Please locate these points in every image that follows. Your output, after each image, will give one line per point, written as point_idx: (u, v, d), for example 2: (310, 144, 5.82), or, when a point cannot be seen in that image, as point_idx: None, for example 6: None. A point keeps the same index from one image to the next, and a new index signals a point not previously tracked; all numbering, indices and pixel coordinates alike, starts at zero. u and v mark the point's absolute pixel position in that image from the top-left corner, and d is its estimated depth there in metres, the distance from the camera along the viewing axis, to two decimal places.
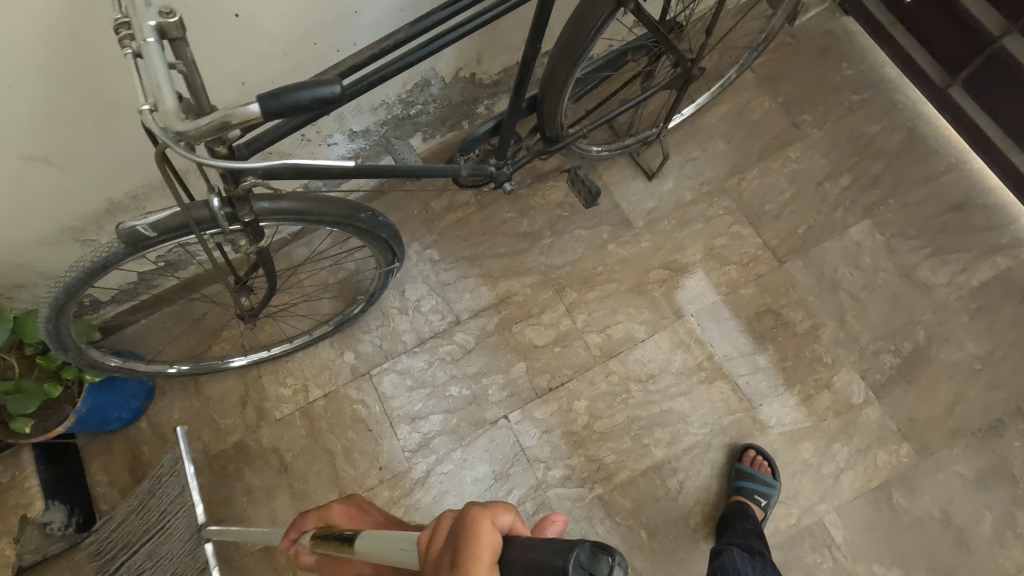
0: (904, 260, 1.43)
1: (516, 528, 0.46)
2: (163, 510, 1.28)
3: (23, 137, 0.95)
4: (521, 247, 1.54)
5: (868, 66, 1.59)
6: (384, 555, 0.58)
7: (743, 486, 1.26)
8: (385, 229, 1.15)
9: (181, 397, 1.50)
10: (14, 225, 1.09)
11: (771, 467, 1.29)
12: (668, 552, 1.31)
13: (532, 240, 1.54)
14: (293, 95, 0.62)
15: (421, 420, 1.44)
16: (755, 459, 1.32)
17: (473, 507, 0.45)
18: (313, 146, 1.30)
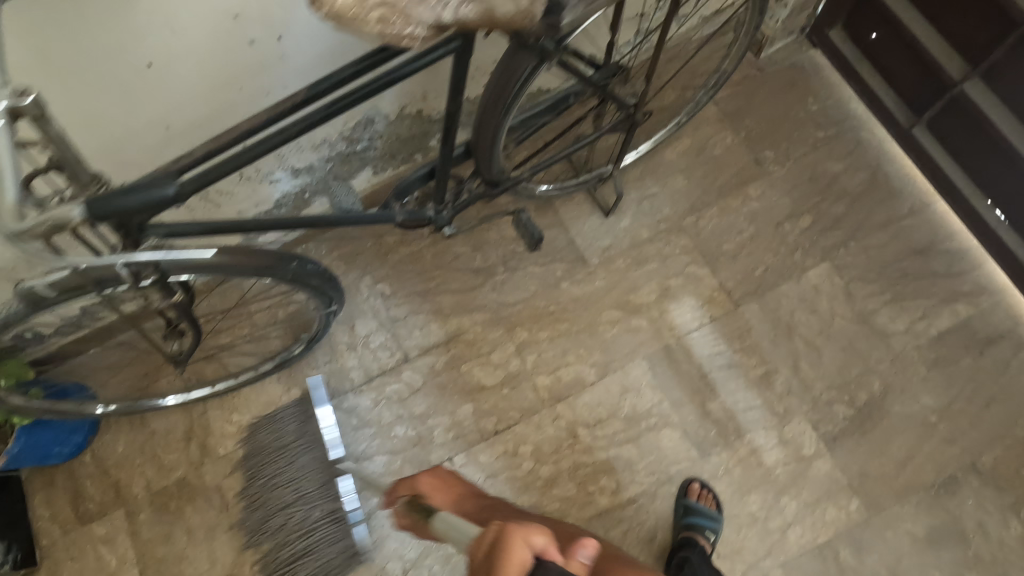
0: (862, 306, 1.39)
1: (548, 550, 0.57)
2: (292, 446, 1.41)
3: None
4: (473, 284, 1.51)
5: (834, 101, 1.54)
6: (447, 536, 0.71)
7: (694, 522, 1.25)
8: (315, 275, 1.11)
9: (126, 431, 1.48)
10: None
11: (717, 501, 1.28)
12: None
13: (485, 276, 1.51)
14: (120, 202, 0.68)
15: (364, 461, 1.41)
16: (701, 493, 1.30)
17: (512, 530, 0.58)
18: (253, 184, 1.27)
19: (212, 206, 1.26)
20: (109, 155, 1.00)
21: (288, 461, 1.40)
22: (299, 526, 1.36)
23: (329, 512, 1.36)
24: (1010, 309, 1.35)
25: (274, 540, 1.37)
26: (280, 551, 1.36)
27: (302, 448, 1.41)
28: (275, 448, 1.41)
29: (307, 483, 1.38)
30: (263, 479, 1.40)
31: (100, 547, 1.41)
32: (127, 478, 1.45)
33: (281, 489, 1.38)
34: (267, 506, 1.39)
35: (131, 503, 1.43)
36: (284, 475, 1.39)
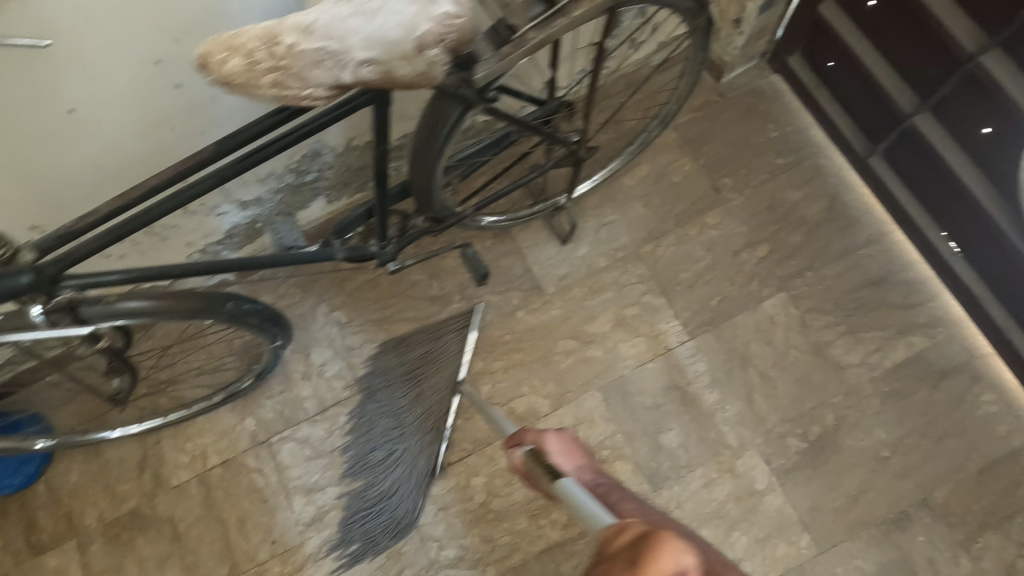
0: (817, 338, 1.38)
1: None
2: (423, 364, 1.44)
3: None
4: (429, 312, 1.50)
5: (794, 128, 1.53)
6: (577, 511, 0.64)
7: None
8: (253, 314, 1.11)
9: (80, 460, 1.47)
10: None
11: None
12: None
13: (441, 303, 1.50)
14: None
15: (317, 492, 1.40)
16: None
17: (664, 537, 0.47)
18: (200, 218, 1.26)
19: (158, 240, 1.25)
20: (41, 198, 1.00)
21: (390, 394, 1.44)
22: (416, 459, 1.39)
23: (422, 443, 1.40)
24: (966, 342, 1.34)
25: (371, 474, 1.40)
26: (371, 484, 1.39)
27: (402, 380, 1.44)
28: (383, 381, 1.45)
29: (415, 415, 1.42)
30: (372, 414, 1.44)
31: None
32: (79, 508, 1.44)
33: (388, 420, 1.43)
34: (365, 439, 1.42)
35: (84, 534, 1.42)
36: (405, 407, 1.42)
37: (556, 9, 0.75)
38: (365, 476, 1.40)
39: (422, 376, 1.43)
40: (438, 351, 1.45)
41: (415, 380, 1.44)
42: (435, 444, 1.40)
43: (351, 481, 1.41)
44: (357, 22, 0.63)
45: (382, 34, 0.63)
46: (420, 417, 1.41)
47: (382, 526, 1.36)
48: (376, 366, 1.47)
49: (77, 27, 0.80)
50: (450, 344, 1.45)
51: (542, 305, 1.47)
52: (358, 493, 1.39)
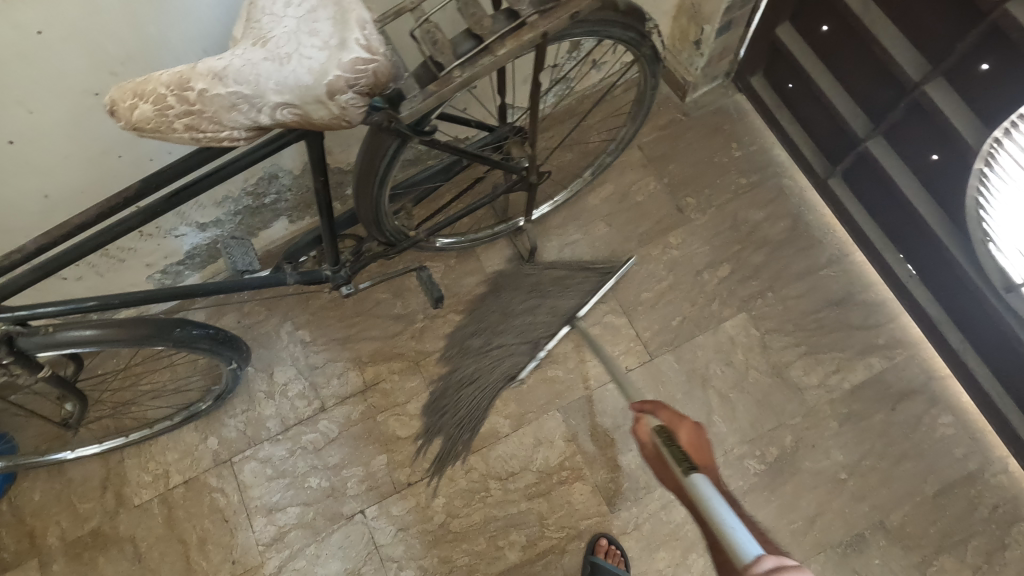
0: (777, 358, 1.38)
1: None
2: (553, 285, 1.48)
3: None
4: (393, 332, 1.50)
5: (757, 148, 1.53)
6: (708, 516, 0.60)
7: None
8: (202, 339, 1.12)
9: (43, 479, 1.48)
10: None
11: (624, 559, 1.27)
12: None
13: (405, 323, 1.51)
14: None
15: (277, 511, 1.40)
16: (609, 550, 1.29)
17: None
18: (157, 240, 1.27)
19: (116, 264, 1.26)
20: None
21: (512, 304, 1.48)
22: (503, 375, 1.44)
23: (520, 363, 1.44)
24: (924, 364, 1.35)
25: (453, 369, 1.46)
26: (449, 382, 1.45)
27: (529, 293, 1.49)
28: (512, 291, 1.49)
29: (524, 334, 1.46)
30: (487, 315, 1.49)
31: None
32: (42, 527, 1.45)
33: (497, 331, 1.48)
34: (462, 339, 1.48)
35: (45, 553, 1.43)
36: (519, 323, 1.47)
37: (482, 47, 0.77)
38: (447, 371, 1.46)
39: (553, 299, 1.47)
40: (584, 284, 1.47)
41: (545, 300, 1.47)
42: (526, 361, 1.44)
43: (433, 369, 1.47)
44: (269, 66, 0.65)
45: (294, 79, 0.65)
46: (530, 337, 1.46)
47: (455, 420, 1.41)
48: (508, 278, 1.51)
49: (12, 62, 0.81)
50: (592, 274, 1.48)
51: (581, 290, 1.47)
52: (431, 391, 1.45)
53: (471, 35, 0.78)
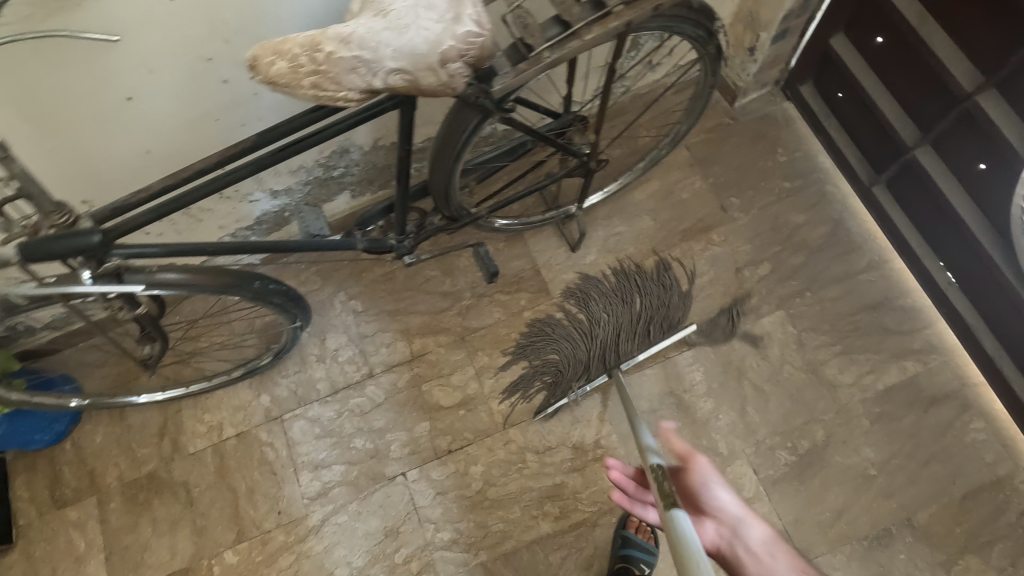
0: (811, 355, 1.43)
1: None
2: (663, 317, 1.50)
3: None
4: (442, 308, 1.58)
5: (802, 154, 1.58)
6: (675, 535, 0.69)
7: (630, 554, 1.31)
8: (276, 294, 1.20)
9: (105, 422, 1.57)
10: None
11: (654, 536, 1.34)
12: None
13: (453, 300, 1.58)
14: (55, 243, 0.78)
15: (323, 468, 1.48)
16: (639, 526, 1.36)
17: None
18: (234, 202, 1.36)
19: (193, 222, 1.35)
20: (90, 176, 1.10)
21: (629, 305, 1.52)
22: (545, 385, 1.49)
23: (559, 384, 1.48)
24: (957, 370, 1.38)
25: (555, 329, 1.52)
26: (543, 340, 1.52)
27: (644, 304, 1.51)
28: (639, 292, 1.53)
29: (586, 340, 1.50)
30: (610, 301, 1.53)
31: (71, 530, 1.50)
32: (102, 468, 1.54)
33: (602, 315, 1.52)
34: (579, 304, 1.54)
35: (104, 492, 1.52)
36: (595, 317, 1.52)
37: (571, 32, 0.84)
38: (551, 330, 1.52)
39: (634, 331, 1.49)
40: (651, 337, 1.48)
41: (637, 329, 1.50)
42: (562, 374, 1.48)
43: (545, 320, 1.54)
44: (389, 35, 0.73)
45: (410, 47, 0.73)
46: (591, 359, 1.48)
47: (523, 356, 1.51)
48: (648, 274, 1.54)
49: (147, 25, 0.91)
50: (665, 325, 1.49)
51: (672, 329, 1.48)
52: (527, 349, 1.52)
53: (560, 23, 0.86)
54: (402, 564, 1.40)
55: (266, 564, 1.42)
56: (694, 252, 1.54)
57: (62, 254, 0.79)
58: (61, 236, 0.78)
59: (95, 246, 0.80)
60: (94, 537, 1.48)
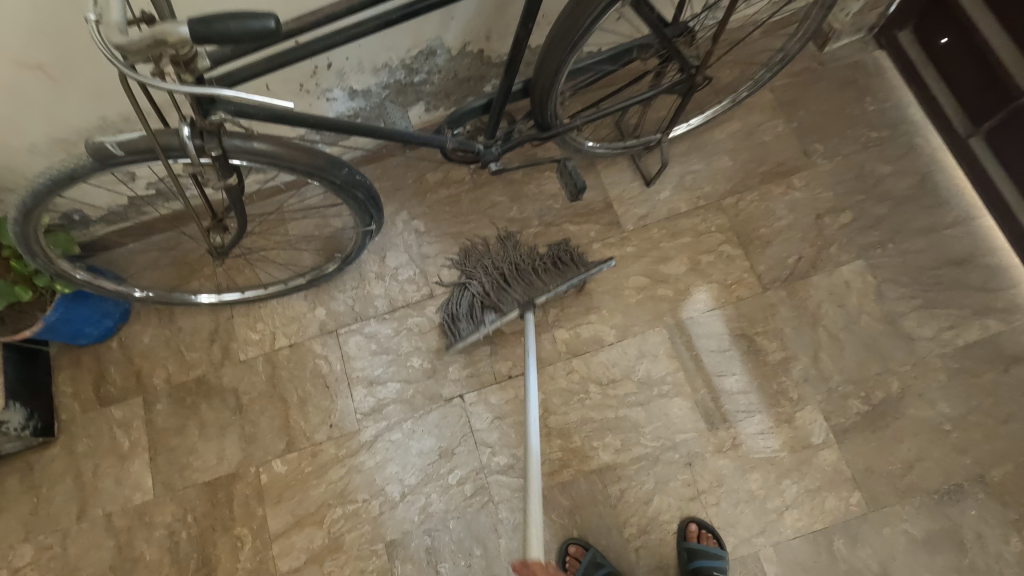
0: (891, 307, 1.39)
1: None
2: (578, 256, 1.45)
3: (46, 43, 1.00)
4: (483, 252, 1.49)
5: (891, 104, 1.53)
6: None
7: (704, 565, 1.22)
8: (361, 188, 1.14)
9: (154, 324, 1.53)
10: (44, 117, 1.12)
11: (717, 538, 1.26)
12: (605, 548, 1.30)
13: (505, 240, 1.51)
14: (223, 23, 0.69)
15: (378, 385, 1.44)
16: (701, 534, 1.27)
17: None
18: (311, 98, 1.29)
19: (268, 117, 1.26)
20: None
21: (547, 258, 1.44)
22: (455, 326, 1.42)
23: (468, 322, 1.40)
24: None
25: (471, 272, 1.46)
26: (460, 291, 1.45)
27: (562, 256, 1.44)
28: (562, 251, 1.46)
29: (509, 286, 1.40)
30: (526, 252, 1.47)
31: (116, 429, 1.46)
32: (149, 369, 1.50)
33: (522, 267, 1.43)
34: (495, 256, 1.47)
35: (151, 393, 1.48)
36: (648, 258, 1.48)
37: None
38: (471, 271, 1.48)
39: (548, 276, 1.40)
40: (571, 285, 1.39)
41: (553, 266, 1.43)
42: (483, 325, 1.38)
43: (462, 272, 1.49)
44: None
45: None
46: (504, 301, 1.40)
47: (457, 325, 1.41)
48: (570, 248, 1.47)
49: None
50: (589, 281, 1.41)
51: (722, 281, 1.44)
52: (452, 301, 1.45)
53: None
54: (455, 485, 1.37)
55: (316, 476, 1.40)
56: (773, 195, 1.49)
57: (231, 42, 0.71)
58: (235, 15, 0.69)
59: (269, 35, 0.71)
60: (139, 436, 1.45)
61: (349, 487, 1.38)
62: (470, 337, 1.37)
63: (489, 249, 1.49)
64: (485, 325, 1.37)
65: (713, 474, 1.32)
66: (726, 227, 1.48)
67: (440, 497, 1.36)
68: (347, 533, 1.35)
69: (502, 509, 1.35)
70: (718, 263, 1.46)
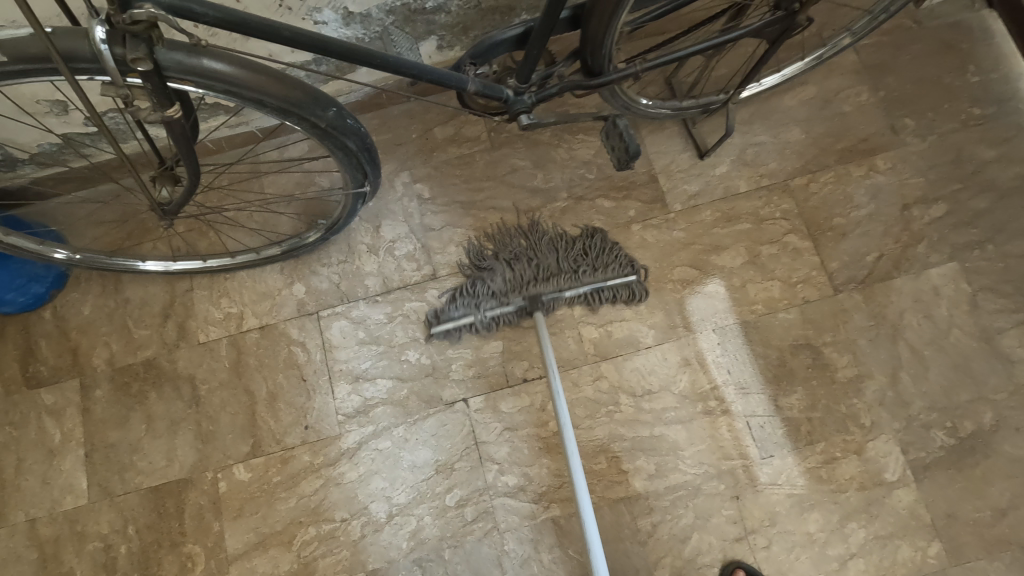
0: (986, 321, 1.16)
1: None
2: (616, 267, 1.19)
3: None
4: (502, 251, 1.22)
5: (999, 76, 1.27)
6: None
7: None
8: (353, 136, 0.86)
9: (96, 293, 1.26)
10: None
11: None
12: None
13: (529, 240, 1.23)
14: None
15: (365, 381, 1.20)
16: None
17: None
18: (294, 19, 1.01)
19: (239, 41, 0.99)
20: None
21: (583, 273, 1.19)
22: (443, 303, 1.21)
23: (463, 301, 1.19)
24: None
25: (486, 276, 1.20)
26: (469, 296, 1.19)
27: (596, 269, 1.19)
28: (599, 262, 1.20)
29: (519, 283, 1.19)
30: (554, 254, 1.21)
31: (45, 417, 1.20)
32: (88, 347, 1.24)
33: (537, 260, 1.20)
34: (518, 261, 1.21)
35: (89, 377, 1.22)
36: (697, 247, 1.22)
37: None
38: (486, 268, 1.21)
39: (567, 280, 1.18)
40: (592, 294, 1.18)
41: (574, 263, 1.20)
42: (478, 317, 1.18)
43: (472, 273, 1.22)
44: None
45: None
46: (510, 292, 1.19)
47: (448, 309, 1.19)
48: (604, 240, 1.22)
49: None
50: (616, 299, 1.19)
51: (786, 280, 1.20)
52: (457, 295, 1.20)
53: None
54: (453, 508, 1.14)
55: (285, 487, 1.16)
56: (851, 178, 1.24)
57: None
58: None
59: None
60: (72, 427, 1.20)
61: (325, 503, 1.15)
62: (462, 321, 1.17)
63: (505, 249, 1.22)
64: (482, 310, 1.18)
65: (764, 511, 1.10)
66: (793, 213, 1.23)
67: (434, 522, 1.13)
68: (321, 558, 1.13)
69: (509, 539, 1.12)
70: (782, 259, 1.21)
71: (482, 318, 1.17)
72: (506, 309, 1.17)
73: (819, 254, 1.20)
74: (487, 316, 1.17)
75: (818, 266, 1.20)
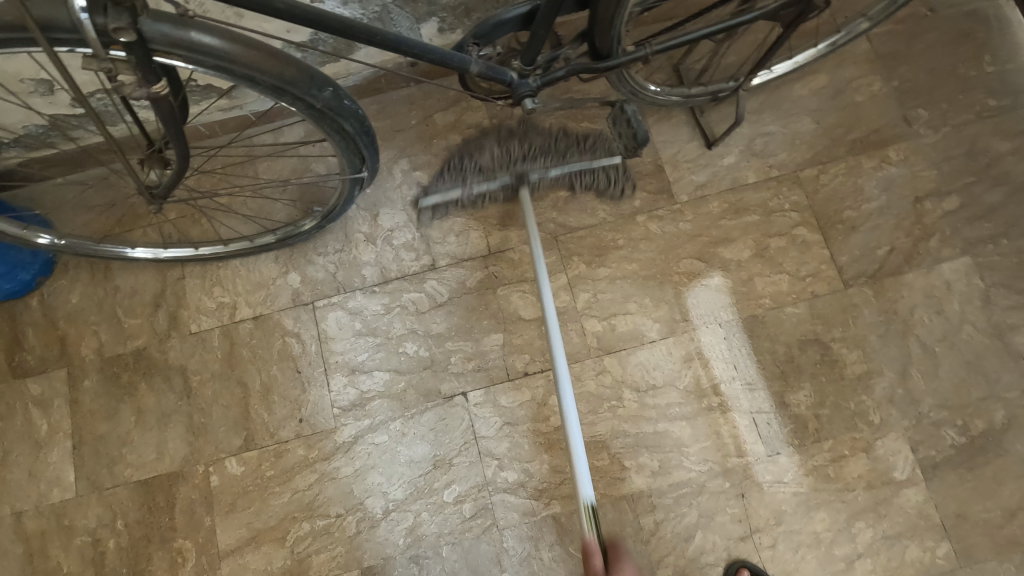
0: (999, 318, 1.13)
1: None
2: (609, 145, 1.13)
3: None
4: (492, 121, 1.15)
5: (1015, 67, 1.24)
6: None
7: None
8: (350, 117, 0.82)
9: (85, 281, 1.22)
10: None
11: None
12: None
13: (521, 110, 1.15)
14: None
15: (361, 374, 1.16)
16: None
17: None
18: None
19: (233, 18, 0.95)
20: None
21: (574, 150, 1.12)
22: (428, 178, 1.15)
23: (449, 174, 1.13)
24: None
25: (473, 148, 1.12)
26: (454, 169, 1.13)
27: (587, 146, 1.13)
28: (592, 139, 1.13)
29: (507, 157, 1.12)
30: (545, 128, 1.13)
31: (31, 408, 1.17)
32: (77, 336, 1.20)
33: (527, 132, 1.13)
34: (508, 132, 1.13)
35: (77, 367, 1.19)
36: (704, 239, 1.19)
37: None
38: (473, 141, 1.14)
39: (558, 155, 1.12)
40: (578, 177, 1.13)
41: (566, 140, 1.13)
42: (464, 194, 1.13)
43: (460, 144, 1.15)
44: None
45: None
46: (497, 167, 1.12)
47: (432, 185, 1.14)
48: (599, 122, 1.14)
49: None
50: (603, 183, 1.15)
51: (795, 273, 1.17)
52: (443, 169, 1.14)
53: None
54: (451, 504, 1.11)
55: (279, 482, 1.13)
56: (862, 170, 1.21)
57: None
58: None
59: None
60: (60, 419, 1.16)
61: (319, 498, 1.12)
62: (448, 195, 1.13)
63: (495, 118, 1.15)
64: (468, 185, 1.12)
65: (770, 510, 1.07)
66: (802, 205, 1.20)
67: (432, 518, 1.10)
68: (315, 554, 1.10)
69: (508, 536, 1.09)
70: (791, 251, 1.18)
71: (468, 193, 1.12)
72: (492, 185, 1.12)
73: (829, 248, 1.17)
74: (473, 192, 1.12)
75: (828, 260, 1.17)
